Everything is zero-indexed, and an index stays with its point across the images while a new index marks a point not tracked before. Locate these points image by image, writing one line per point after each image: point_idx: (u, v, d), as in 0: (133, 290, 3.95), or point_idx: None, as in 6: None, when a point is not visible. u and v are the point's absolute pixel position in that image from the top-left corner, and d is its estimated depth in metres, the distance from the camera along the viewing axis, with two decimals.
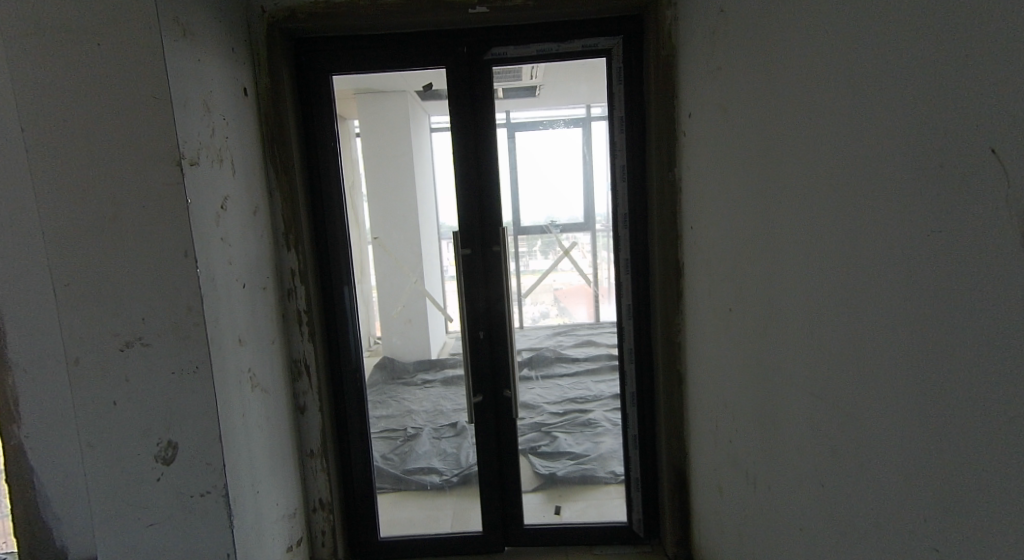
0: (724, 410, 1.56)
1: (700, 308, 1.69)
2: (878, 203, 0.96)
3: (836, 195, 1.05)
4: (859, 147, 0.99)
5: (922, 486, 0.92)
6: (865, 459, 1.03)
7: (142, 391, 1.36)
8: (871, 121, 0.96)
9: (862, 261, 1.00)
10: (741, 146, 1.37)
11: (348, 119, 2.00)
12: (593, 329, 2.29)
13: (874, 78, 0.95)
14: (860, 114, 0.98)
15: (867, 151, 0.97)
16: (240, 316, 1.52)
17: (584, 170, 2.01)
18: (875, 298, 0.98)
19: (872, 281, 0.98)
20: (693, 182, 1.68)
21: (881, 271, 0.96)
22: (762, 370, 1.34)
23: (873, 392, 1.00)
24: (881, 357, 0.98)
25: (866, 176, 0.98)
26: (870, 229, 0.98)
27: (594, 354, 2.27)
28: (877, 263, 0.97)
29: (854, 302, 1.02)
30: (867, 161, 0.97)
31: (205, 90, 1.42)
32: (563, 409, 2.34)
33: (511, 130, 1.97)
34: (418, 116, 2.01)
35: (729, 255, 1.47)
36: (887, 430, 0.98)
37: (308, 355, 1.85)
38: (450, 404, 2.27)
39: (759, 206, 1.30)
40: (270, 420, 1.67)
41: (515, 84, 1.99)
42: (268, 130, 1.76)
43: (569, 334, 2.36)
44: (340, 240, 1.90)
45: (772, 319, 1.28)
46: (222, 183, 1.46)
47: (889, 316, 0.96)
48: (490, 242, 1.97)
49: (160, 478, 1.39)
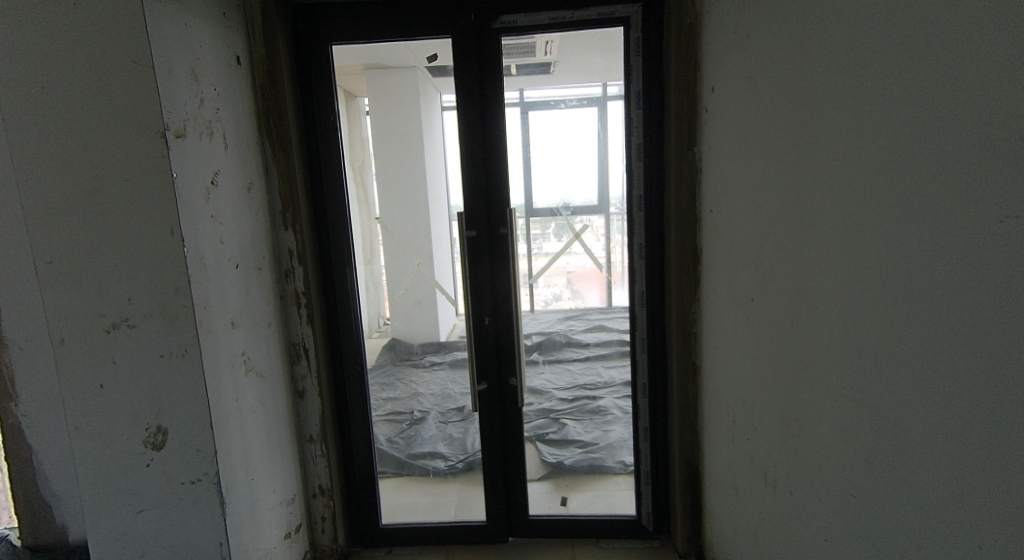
0: (741, 406, 1.47)
1: (720, 298, 1.58)
2: (928, 185, 0.85)
3: (875, 177, 0.94)
4: (904, 119, 0.88)
5: (975, 508, 0.81)
6: (903, 472, 0.92)
7: (129, 375, 1.28)
8: (921, 88, 0.85)
9: (904, 251, 0.89)
10: (767, 122, 1.27)
11: (356, 97, 2.07)
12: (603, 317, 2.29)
13: (927, 40, 0.84)
14: (907, 80, 0.87)
15: (914, 126, 0.86)
16: (233, 299, 1.44)
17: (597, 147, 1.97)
18: (917, 289, 0.87)
19: (916, 275, 0.87)
20: (715, 161, 1.58)
21: (927, 262, 0.85)
22: (786, 364, 1.24)
23: (914, 399, 0.89)
24: (927, 360, 0.86)
25: (912, 152, 0.87)
26: (915, 212, 0.87)
27: (605, 340, 2.36)
28: (923, 253, 0.86)
29: (892, 298, 0.92)
30: (913, 140, 0.86)
31: (192, 56, 1.32)
32: (573, 396, 2.49)
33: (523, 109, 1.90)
34: (431, 96, 2.02)
35: (753, 239, 1.37)
36: (929, 441, 0.87)
37: (307, 339, 1.77)
38: (458, 387, 2.40)
39: (788, 187, 1.20)
40: (266, 406, 1.60)
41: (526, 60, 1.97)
42: (264, 103, 1.66)
43: (580, 318, 2.35)
44: (341, 218, 1.81)
45: (800, 311, 1.17)
46: (212, 157, 1.38)
47: (935, 313, 0.85)
48: (498, 223, 1.89)
49: (151, 464, 1.31)
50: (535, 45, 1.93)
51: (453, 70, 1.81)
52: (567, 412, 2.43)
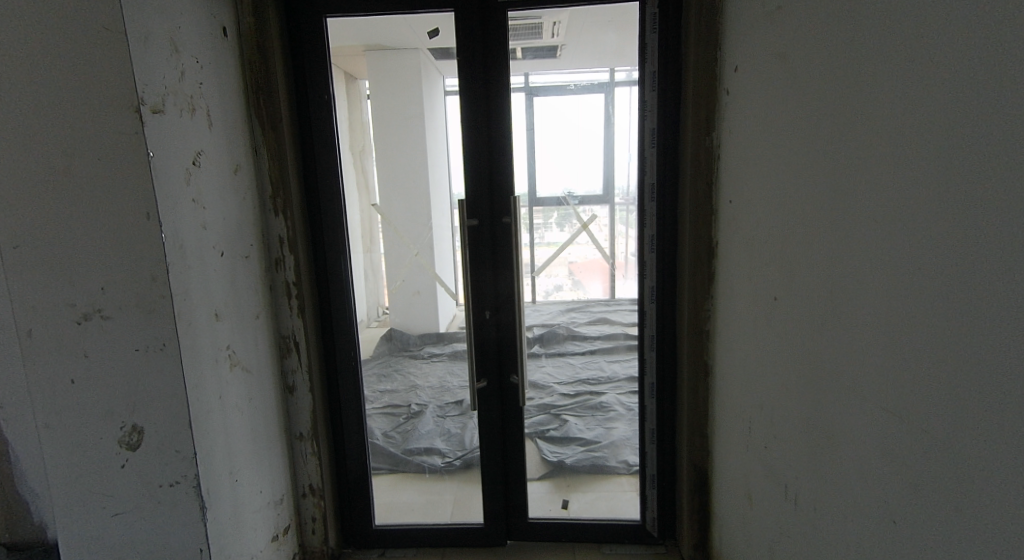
0: (759, 411, 1.38)
1: (738, 295, 1.48)
2: (1008, 175, 0.75)
3: (937, 166, 0.84)
4: (978, 101, 0.78)
5: None
6: (961, 494, 0.83)
7: (102, 370, 1.18)
8: (1003, 65, 0.75)
9: (974, 250, 0.79)
10: (799, 104, 1.17)
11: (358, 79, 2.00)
12: (607, 307, 2.31)
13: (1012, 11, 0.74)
14: (984, 56, 0.77)
15: (993, 109, 0.76)
16: (218, 289, 1.35)
17: (606, 132, 1.90)
18: (989, 292, 0.78)
19: (988, 277, 0.78)
20: (736, 149, 1.47)
21: (1004, 261, 0.76)
22: (811, 370, 1.15)
23: (979, 414, 0.80)
24: (998, 371, 0.77)
25: (988, 138, 0.77)
26: (991, 206, 0.77)
27: (609, 333, 2.45)
28: (999, 252, 0.76)
29: (956, 301, 0.82)
30: (990, 125, 0.77)
31: (174, 24, 1.22)
32: (576, 390, 2.47)
33: (529, 94, 1.81)
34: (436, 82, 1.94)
35: (777, 233, 1.26)
36: (997, 462, 0.78)
37: (298, 332, 1.67)
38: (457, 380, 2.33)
39: (820, 177, 1.10)
40: (253, 402, 1.50)
41: (530, 39, 1.86)
42: (253, 79, 1.55)
43: (583, 310, 2.44)
44: (335, 204, 1.71)
45: (830, 312, 1.08)
46: (195, 135, 1.27)
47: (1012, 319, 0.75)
48: (501, 213, 1.79)
49: (126, 466, 1.22)
50: (543, 23, 1.84)
51: (456, 52, 1.70)
52: (568, 408, 2.38)
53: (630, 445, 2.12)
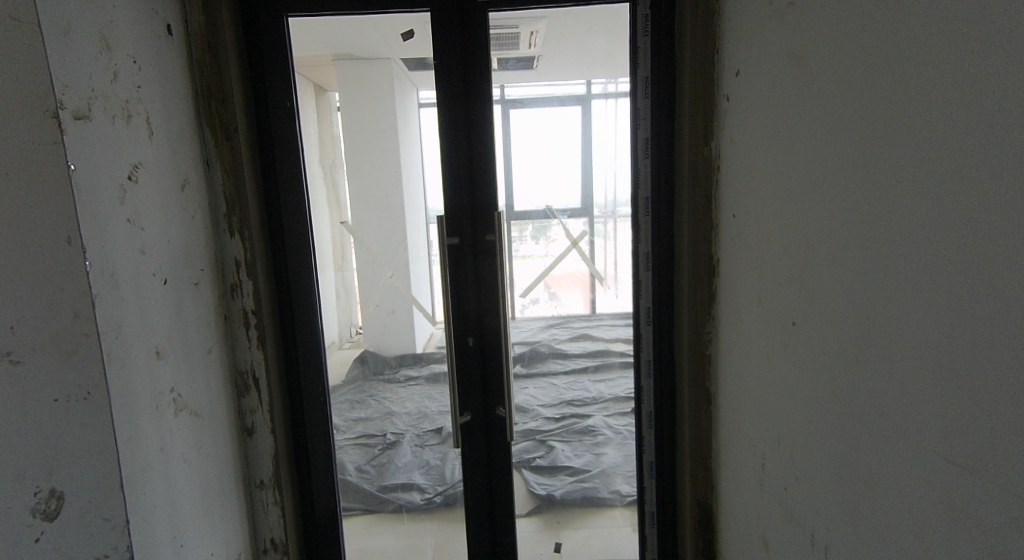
0: (772, 450, 1.23)
1: (744, 319, 1.35)
2: None
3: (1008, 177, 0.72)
4: None
5: None
6: None
7: (8, 425, 0.96)
8: None
9: None
10: (816, 106, 1.04)
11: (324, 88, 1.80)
12: (589, 323, 1.85)
13: None
14: None
15: None
16: (160, 323, 1.17)
17: (586, 147, 1.73)
18: None
19: None
20: (737, 159, 1.35)
21: None
22: (839, 405, 1.01)
23: None
24: None
25: None
26: None
27: (593, 351, 1.86)
28: None
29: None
30: None
31: (103, 17, 1.05)
32: (562, 414, 1.98)
33: (506, 109, 1.68)
34: (406, 90, 1.70)
35: (792, 252, 1.13)
36: None
37: (258, 366, 1.50)
38: (436, 405, 1.95)
39: (846, 186, 0.97)
40: (201, 451, 1.32)
41: (512, 53, 1.66)
42: (202, 83, 1.38)
43: (564, 327, 1.86)
44: (300, 223, 1.56)
45: (865, 342, 0.95)
46: (129, 146, 1.10)
47: None
48: (484, 229, 1.65)
49: (39, 540, 0.99)
50: (521, 36, 1.67)
51: (433, 65, 1.60)
52: (554, 433, 2.00)
53: (624, 474, 1.91)
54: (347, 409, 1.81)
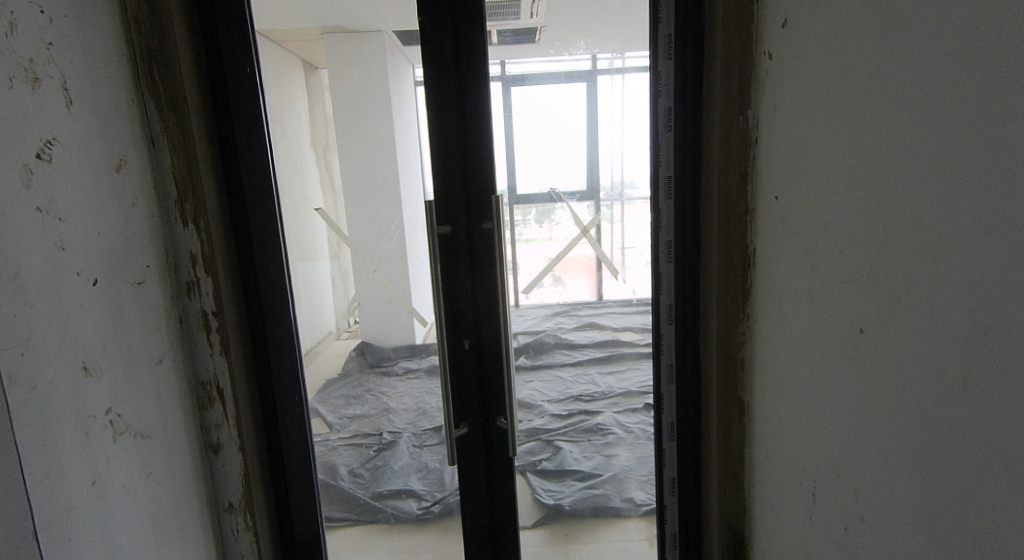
0: (826, 478, 1.03)
1: (789, 320, 1.14)
2: None
3: None
4: None
5: None
6: None
7: None
8: None
9: None
10: (893, 58, 0.82)
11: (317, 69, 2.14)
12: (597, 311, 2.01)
13: None
14: None
15: None
16: (87, 330, 0.98)
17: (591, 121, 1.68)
18: None
19: None
20: (780, 130, 1.13)
21: None
22: (928, 437, 0.80)
23: None
24: None
25: None
26: None
27: (599, 340, 2.06)
28: None
29: None
30: None
31: None
32: (568, 412, 2.04)
33: (506, 85, 1.53)
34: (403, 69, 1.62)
35: (857, 243, 0.92)
36: None
37: (222, 376, 1.30)
38: (435, 401, 2.10)
39: (944, 160, 0.75)
40: (153, 476, 1.12)
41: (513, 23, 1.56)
42: (143, 44, 1.16)
43: (570, 315, 1.99)
44: (266, 210, 1.34)
45: (971, 360, 0.74)
46: (35, 116, 0.90)
47: None
48: (480, 215, 1.44)
49: None
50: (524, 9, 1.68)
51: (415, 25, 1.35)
52: (562, 432, 2.01)
53: (636, 479, 1.85)
54: (347, 400, 2.05)
